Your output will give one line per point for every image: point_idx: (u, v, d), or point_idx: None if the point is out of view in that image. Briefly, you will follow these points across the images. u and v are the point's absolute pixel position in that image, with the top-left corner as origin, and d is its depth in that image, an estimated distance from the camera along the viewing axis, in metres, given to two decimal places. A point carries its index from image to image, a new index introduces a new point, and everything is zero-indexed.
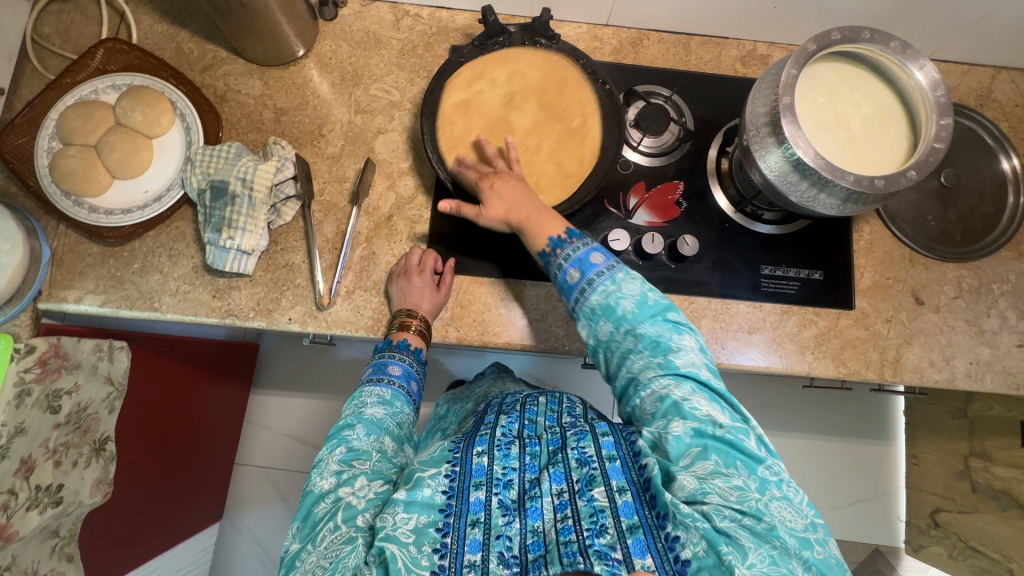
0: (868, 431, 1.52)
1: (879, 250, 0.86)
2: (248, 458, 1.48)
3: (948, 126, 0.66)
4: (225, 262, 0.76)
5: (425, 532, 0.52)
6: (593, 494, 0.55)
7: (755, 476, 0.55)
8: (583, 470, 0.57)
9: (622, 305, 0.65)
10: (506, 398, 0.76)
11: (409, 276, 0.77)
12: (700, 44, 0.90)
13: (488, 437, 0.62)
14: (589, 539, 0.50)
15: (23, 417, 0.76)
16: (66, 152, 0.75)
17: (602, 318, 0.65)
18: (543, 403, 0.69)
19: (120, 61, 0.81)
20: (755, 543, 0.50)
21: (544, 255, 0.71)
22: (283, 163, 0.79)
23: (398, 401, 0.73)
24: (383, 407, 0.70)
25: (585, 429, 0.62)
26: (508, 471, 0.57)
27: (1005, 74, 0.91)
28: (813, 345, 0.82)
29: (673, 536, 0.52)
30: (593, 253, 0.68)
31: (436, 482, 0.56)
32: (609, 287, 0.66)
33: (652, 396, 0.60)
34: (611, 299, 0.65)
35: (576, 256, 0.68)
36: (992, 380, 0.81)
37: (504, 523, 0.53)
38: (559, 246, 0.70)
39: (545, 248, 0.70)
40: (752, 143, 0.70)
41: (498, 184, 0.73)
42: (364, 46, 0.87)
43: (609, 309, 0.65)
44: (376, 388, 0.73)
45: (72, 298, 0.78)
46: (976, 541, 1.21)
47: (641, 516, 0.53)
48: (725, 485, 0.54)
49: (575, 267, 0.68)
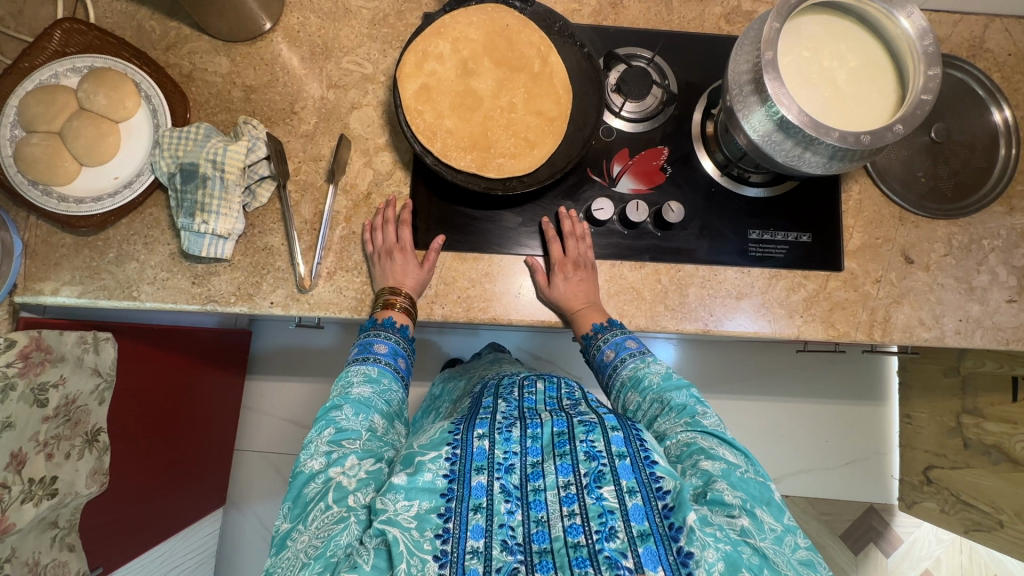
0: (863, 392, 1.53)
1: (868, 210, 0.84)
2: (247, 444, 1.49)
3: (936, 77, 0.63)
4: (202, 247, 0.74)
5: (427, 518, 0.52)
6: (602, 492, 0.53)
7: (782, 522, 0.56)
8: (591, 464, 0.55)
9: (650, 378, 0.71)
10: (501, 381, 0.77)
11: (390, 255, 0.76)
12: (682, 2, 0.87)
13: (488, 421, 0.62)
14: (599, 543, 0.50)
15: (10, 411, 0.76)
16: (28, 140, 0.73)
17: (630, 390, 0.71)
18: (541, 389, 0.70)
19: (79, 43, 0.78)
20: (788, 567, 0.52)
21: (584, 338, 0.77)
22: (255, 142, 0.76)
23: (385, 378, 0.72)
24: (370, 386, 0.70)
25: (594, 421, 0.60)
26: (509, 455, 0.57)
27: (997, 22, 0.88)
28: (802, 309, 0.81)
29: (687, 552, 0.50)
30: (629, 339, 0.75)
31: (437, 466, 0.56)
32: (638, 365, 0.73)
33: (678, 442, 0.63)
34: (639, 375, 0.72)
35: (614, 341, 0.75)
36: (982, 336, 0.81)
37: (506, 510, 0.53)
38: (595, 333, 0.76)
39: (587, 332, 0.76)
40: (736, 101, 0.69)
41: (558, 279, 0.77)
42: (333, 17, 0.84)
43: (639, 382, 0.71)
44: (363, 367, 0.72)
45: (48, 290, 0.77)
46: (966, 495, 1.23)
47: (652, 524, 0.52)
48: (767, 521, 0.55)
49: (611, 349, 0.75)
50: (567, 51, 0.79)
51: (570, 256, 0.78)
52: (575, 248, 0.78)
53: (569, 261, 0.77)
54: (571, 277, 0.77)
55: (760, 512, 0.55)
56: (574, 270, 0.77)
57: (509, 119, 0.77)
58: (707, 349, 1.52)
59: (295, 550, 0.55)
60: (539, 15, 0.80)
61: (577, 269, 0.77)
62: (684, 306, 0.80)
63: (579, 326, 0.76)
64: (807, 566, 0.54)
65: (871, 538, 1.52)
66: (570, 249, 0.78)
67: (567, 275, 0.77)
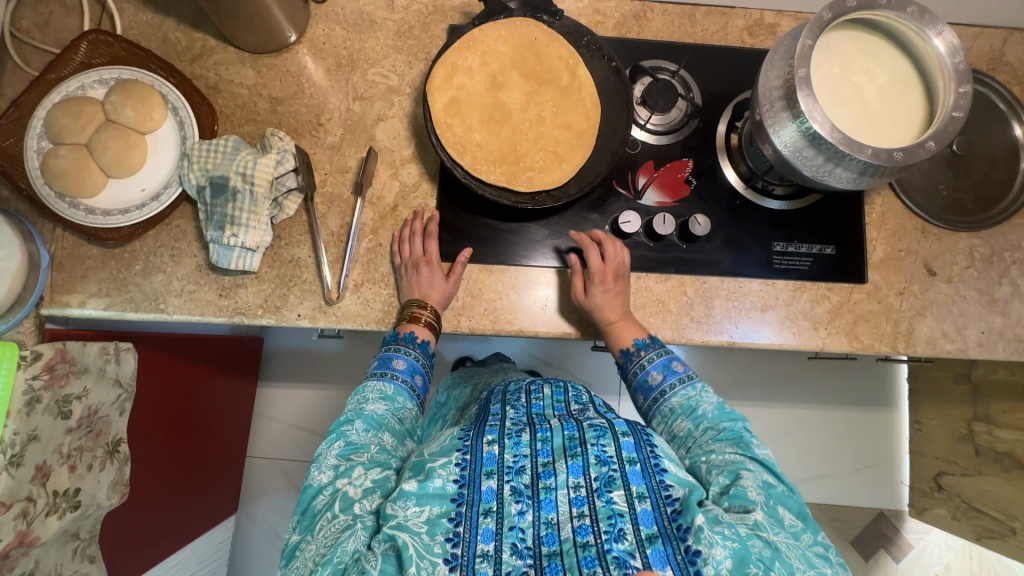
0: (873, 399, 1.54)
1: (891, 222, 0.85)
2: (258, 451, 1.49)
3: (967, 95, 0.63)
4: (230, 260, 0.74)
5: (438, 522, 0.53)
6: (612, 496, 0.55)
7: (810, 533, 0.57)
8: (603, 468, 0.57)
9: (703, 406, 0.70)
10: (509, 387, 0.77)
11: (416, 268, 0.76)
12: (706, 14, 0.87)
13: (498, 427, 0.62)
14: (607, 543, 0.51)
15: (35, 425, 0.76)
16: (56, 152, 0.73)
17: (681, 417, 0.70)
18: (549, 393, 0.71)
19: (104, 54, 0.78)
20: (805, 563, 0.53)
21: (624, 354, 0.76)
22: (283, 155, 0.75)
23: (401, 396, 0.72)
24: (384, 403, 0.70)
25: (605, 425, 0.61)
26: (519, 459, 0.58)
27: (1016, 36, 0.89)
28: (826, 321, 0.82)
29: (695, 550, 0.51)
30: (674, 362, 0.74)
31: (447, 472, 0.57)
32: (689, 393, 0.72)
33: (722, 458, 0.63)
34: (691, 402, 0.71)
35: (660, 361, 0.74)
36: (1004, 348, 0.82)
37: (517, 512, 0.54)
38: (637, 351, 0.75)
39: (629, 348, 0.75)
40: (765, 116, 0.69)
41: (598, 289, 0.76)
42: (358, 28, 0.84)
43: (692, 410, 0.70)
44: (379, 383, 0.72)
45: (75, 303, 0.76)
46: (978, 502, 1.24)
47: (660, 526, 0.53)
48: (788, 520, 0.57)
49: (658, 370, 0.73)
50: (595, 65, 0.79)
51: (608, 264, 0.77)
52: (611, 256, 0.78)
53: (608, 271, 0.77)
54: (610, 288, 0.76)
55: (779, 508, 0.57)
56: (613, 281, 0.77)
57: (537, 132, 0.77)
58: (718, 355, 1.53)
59: (304, 559, 0.56)
60: (567, 28, 0.80)
61: (615, 275, 0.77)
62: (709, 318, 0.81)
63: (618, 341, 0.76)
64: (823, 560, 0.55)
65: (881, 543, 1.53)
66: (607, 258, 0.78)
67: (606, 287, 0.76)
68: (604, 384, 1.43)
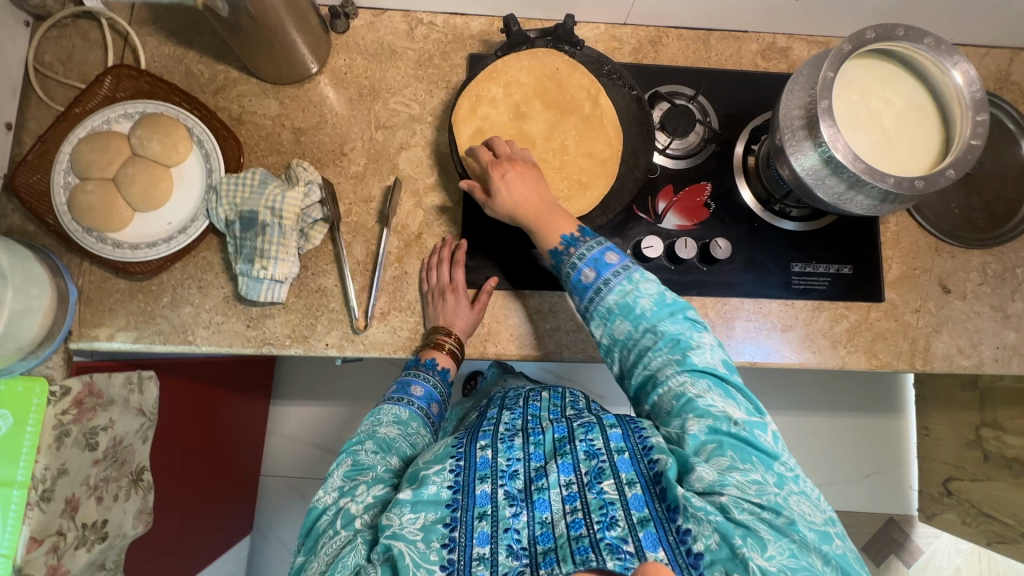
0: (880, 406, 1.56)
1: (905, 241, 0.86)
2: (271, 469, 1.49)
3: (985, 123, 0.66)
4: (259, 292, 0.74)
5: (433, 528, 0.53)
6: (602, 487, 0.55)
7: (772, 471, 0.57)
8: (592, 462, 0.57)
9: (641, 304, 0.65)
10: (508, 392, 0.81)
11: (443, 296, 0.76)
12: (720, 39, 0.89)
13: (491, 432, 0.64)
14: (600, 532, 0.51)
15: (64, 458, 0.76)
16: (84, 187, 0.74)
17: (619, 318, 0.66)
18: (546, 397, 0.74)
19: (129, 87, 0.79)
20: (772, 536, 0.52)
21: (556, 254, 0.70)
22: (310, 188, 0.76)
23: (414, 421, 0.73)
24: (397, 427, 0.70)
25: (593, 421, 0.63)
26: (513, 463, 0.59)
27: (1022, 55, 0.91)
28: (846, 340, 0.83)
29: (685, 529, 0.52)
30: (606, 253, 0.68)
31: (441, 478, 0.56)
32: (624, 287, 0.66)
33: (670, 393, 0.61)
34: (628, 299, 0.65)
35: (590, 257, 0.68)
36: (1018, 362, 0.83)
37: (511, 514, 0.54)
38: (570, 248, 0.69)
39: (558, 247, 0.70)
40: (787, 143, 0.70)
41: (509, 174, 0.72)
42: (379, 58, 0.85)
43: (631, 310, 0.65)
44: (394, 407, 0.73)
45: (103, 336, 0.77)
46: (988, 507, 1.26)
47: (651, 509, 0.54)
48: (743, 479, 0.55)
49: (590, 267, 0.67)
50: (616, 94, 0.81)
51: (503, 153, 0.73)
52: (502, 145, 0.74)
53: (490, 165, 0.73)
54: (510, 174, 0.72)
55: (731, 471, 0.56)
56: (512, 166, 0.72)
57: (562, 161, 0.78)
58: None
59: None
60: (588, 58, 0.81)
61: (519, 159, 0.73)
62: (731, 339, 0.82)
63: (547, 240, 0.71)
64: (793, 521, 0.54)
65: (892, 549, 1.54)
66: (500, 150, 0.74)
67: (510, 176, 0.72)
68: (616, 398, 1.44)
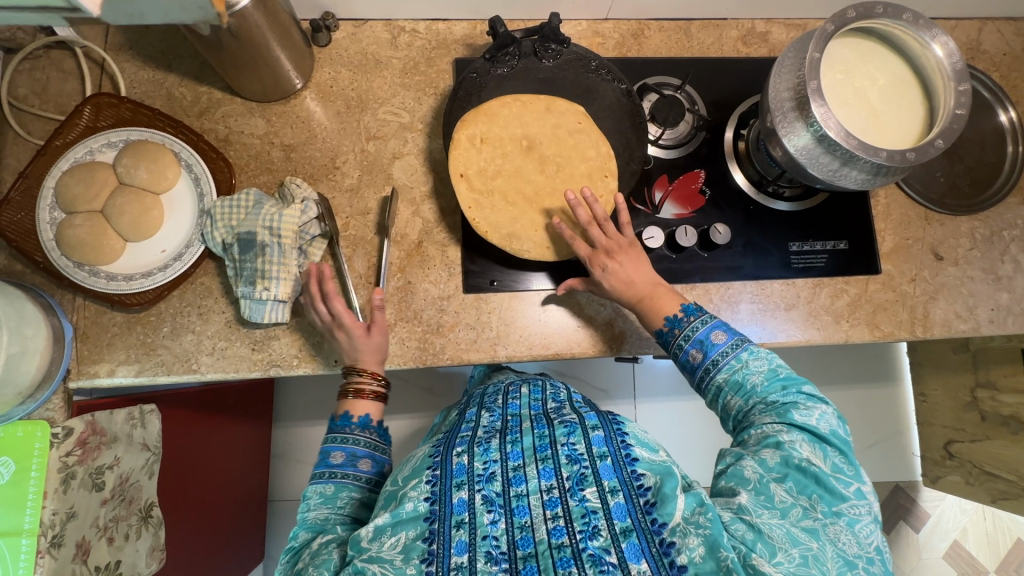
0: (878, 376, 1.59)
1: (896, 212, 0.88)
2: (277, 493, 1.46)
3: (968, 92, 0.67)
4: (263, 314, 0.73)
5: (413, 546, 0.53)
6: (584, 494, 0.55)
7: (828, 508, 0.54)
8: (574, 468, 0.57)
9: (751, 379, 0.65)
10: (487, 390, 0.81)
11: (334, 334, 0.74)
12: (700, 28, 0.90)
13: (468, 439, 0.63)
14: (582, 542, 0.51)
15: (72, 501, 0.74)
16: (71, 221, 0.71)
17: (730, 394, 0.66)
18: (526, 394, 0.74)
19: (110, 116, 0.77)
20: (788, 542, 0.51)
21: (663, 334, 0.72)
22: (306, 204, 0.76)
23: (343, 491, 0.66)
24: (325, 506, 0.64)
25: (575, 423, 0.62)
26: (489, 465, 0.58)
27: (989, 25, 0.94)
28: (848, 314, 0.84)
29: (670, 542, 0.52)
30: (714, 330, 0.69)
31: (418, 492, 0.56)
32: (734, 364, 0.66)
33: (758, 435, 0.60)
34: (737, 375, 0.66)
35: (699, 333, 0.69)
36: (1013, 322, 0.86)
37: (489, 521, 0.54)
38: (681, 323, 0.71)
39: (664, 328, 0.72)
40: (779, 125, 0.71)
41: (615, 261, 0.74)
42: (364, 69, 0.84)
43: (739, 386, 0.65)
44: (316, 485, 0.67)
45: (104, 372, 0.75)
46: (990, 466, 1.28)
47: (634, 520, 0.53)
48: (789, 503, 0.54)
49: (697, 348, 0.69)
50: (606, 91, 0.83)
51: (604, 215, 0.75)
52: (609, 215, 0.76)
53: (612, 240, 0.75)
54: (624, 261, 0.74)
55: (774, 487, 0.55)
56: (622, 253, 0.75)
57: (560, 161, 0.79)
58: None
59: None
60: (575, 56, 0.82)
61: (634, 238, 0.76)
62: (736, 321, 0.83)
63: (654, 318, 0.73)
64: (811, 534, 0.52)
65: (901, 515, 1.57)
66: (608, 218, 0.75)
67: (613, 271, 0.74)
68: (620, 392, 1.44)
